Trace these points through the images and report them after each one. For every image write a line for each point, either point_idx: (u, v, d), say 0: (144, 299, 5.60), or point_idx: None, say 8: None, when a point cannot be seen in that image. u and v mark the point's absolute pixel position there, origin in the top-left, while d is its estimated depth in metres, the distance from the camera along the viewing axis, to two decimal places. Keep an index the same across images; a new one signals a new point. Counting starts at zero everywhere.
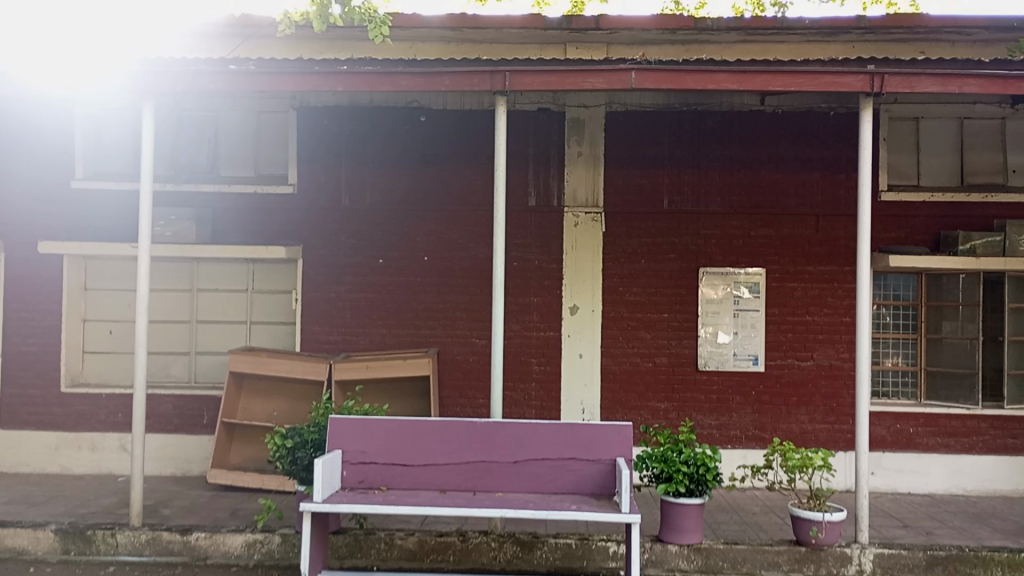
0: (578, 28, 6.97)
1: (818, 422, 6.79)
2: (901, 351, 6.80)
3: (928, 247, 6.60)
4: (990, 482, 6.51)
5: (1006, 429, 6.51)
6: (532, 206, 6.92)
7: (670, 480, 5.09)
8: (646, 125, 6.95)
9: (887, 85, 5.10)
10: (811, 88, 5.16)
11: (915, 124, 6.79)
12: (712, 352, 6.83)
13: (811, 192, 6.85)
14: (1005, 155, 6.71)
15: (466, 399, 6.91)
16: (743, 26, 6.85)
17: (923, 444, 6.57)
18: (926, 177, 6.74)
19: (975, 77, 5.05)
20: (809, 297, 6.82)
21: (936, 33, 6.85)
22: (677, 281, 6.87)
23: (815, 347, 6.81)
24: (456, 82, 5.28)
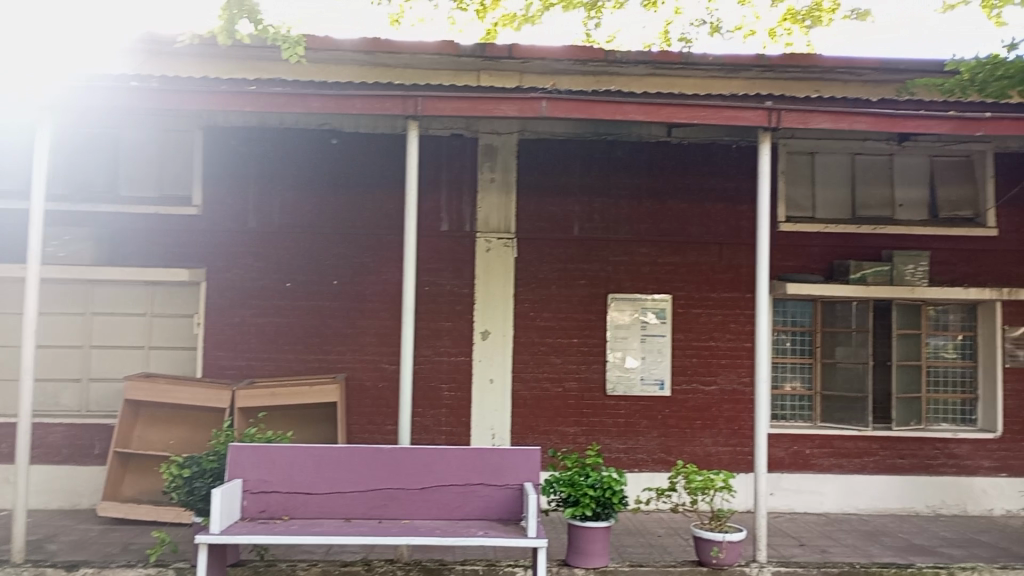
0: (492, 56, 7.07)
1: (720, 445, 6.98)
2: (798, 374, 7.04)
3: (823, 275, 6.90)
4: (881, 501, 6.80)
5: (895, 450, 6.83)
6: (445, 231, 6.93)
7: (577, 504, 5.16)
8: (557, 153, 7.06)
9: (784, 120, 5.33)
10: (713, 122, 5.36)
11: (810, 159, 7.11)
12: (620, 377, 6.94)
13: (714, 222, 7.09)
14: (893, 190, 7.09)
15: (374, 426, 6.81)
16: (652, 59, 7.07)
17: (819, 465, 6.82)
18: (821, 209, 7.04)
19: (864, 115, 5.34)
20: (712, 323, 7.03)
21: (830, 72, 7.24)
22: (587, 306, 6.98)
23: (718, 371, 7.02)
24: (368, 104, 5.25)
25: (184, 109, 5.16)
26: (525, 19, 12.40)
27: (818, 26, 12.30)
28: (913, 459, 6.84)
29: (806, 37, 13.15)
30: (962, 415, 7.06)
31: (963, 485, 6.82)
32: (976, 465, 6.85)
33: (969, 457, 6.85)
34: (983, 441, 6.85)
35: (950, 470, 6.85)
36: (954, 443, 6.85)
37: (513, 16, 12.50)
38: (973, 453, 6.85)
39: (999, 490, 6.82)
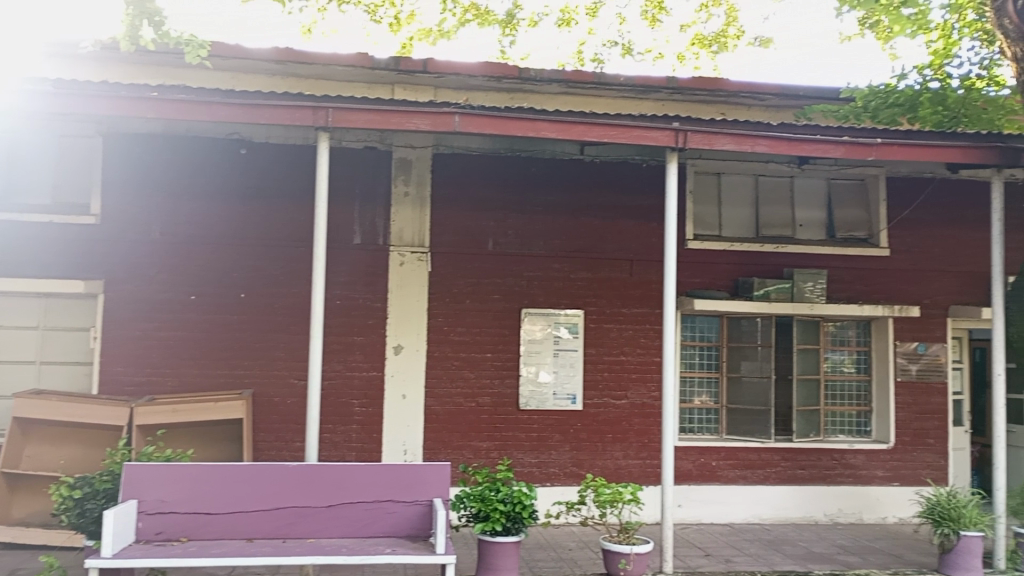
0: (405, 69, 7.07)
1: (630, 458, 7.09)
2: (706, 389, 7.22)
3: (728, 292, 7.12)
4: (783, 511, 7.02)
5: (795, 461, 7.08)
6: (358, 244, 6.84)
7: (487, 519, 5.15)
8: (472, 168, 7.07)
9: (690, 141, 5.49)
10: (622, 141, 5.48)
11: (716, 179, 7.32)
12: (533, 392, 6.98)
13: (626, 239, 7.23)
14: (793, 211, 7.39)
15: (282, 443, 6.66)
16: (565, 78, 7.23)
17: (724, 476, 7.00)
18: (727, 228, 7.27)
19: (765, 138, 5.55)
20: (623, 337, 7.16)
21: (735, 96, 7.52)
22: (501, 321, 7.00)
23: (628, 386, 7.14)
24: (278, 114, 5.16)
25: (82, 114, 4.96)
26: (440, 34, 12.44)
27: (724, 52, 12.77)
28: (812, 469, 7.10)
29: (713, 61, 13.63)
30: (858, 426, 7.36)
31: (859, 494, 7.11)
32: (870, 475, 7.16)
33: (864, 467, 7.15)
34: (876, 452, 7.17)
35: (847, 479, 7.14)
36: (850, 453, 7.14)
37: (429, 31, 12.53)
38: (867, 463, 7.15)
39: (891, 499, 7.14)
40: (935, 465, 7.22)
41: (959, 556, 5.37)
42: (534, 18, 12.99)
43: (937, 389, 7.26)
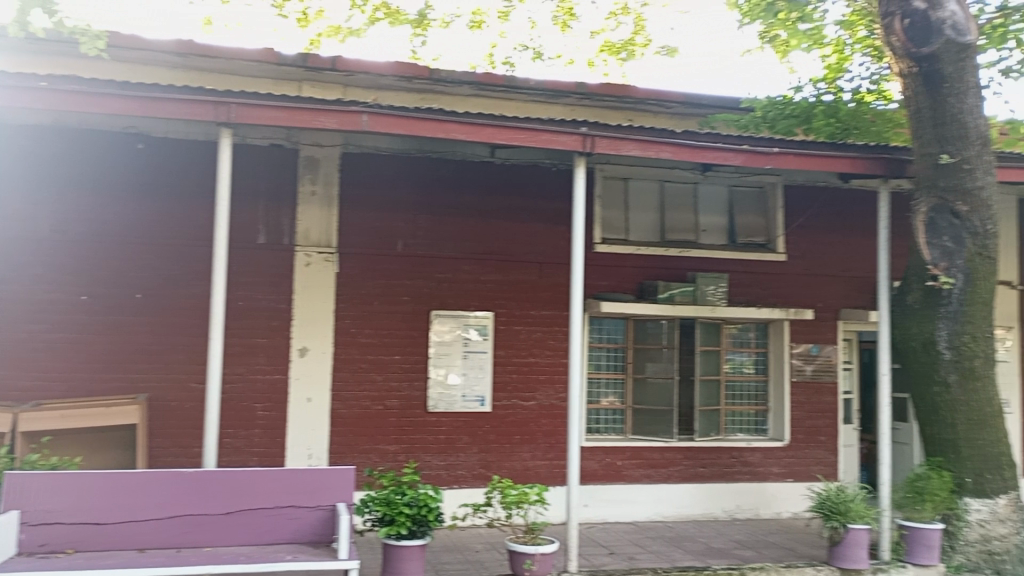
0: (314, 66, 7.02)
1: (537, 459, 7.15)
2: (612, 390, 7.32)
3: (634, 295, 7.25)
4: (684, 508, 7.21)
5: (696, 460, 7.29)
6: (262, 244, 6.68)
7: (392, 523, 5.08)
8: (382, 167, 6.98)
9: (597, 146, 5.57)
10: (531, 144, 5.52)
11: (624, 184, 7.45)
12: (442, 394, 6.95)
13: (536, 242, 7.28)
14: (697, 217, 7.59)
15: (180, 448, 6.44)
16: (477, 81, 7.28)
17: (629, 476, 7.14)
18: (633, 232, 7.41)
19: (669, 145, 5.68)
20: (532, 339, 7.21)
21: (642, 103, 7.70)
22: (410, 323, 6.95)
23: (537, 388, 7.19)
24: (177, 109, 4.98)
25: None
26: (350, 32, 12.27)
27: (632, 59, 13.05)
28: (713, 467, 7.32)
29: (621, 68, 13.92)
30: (756, 425, 7.61)
31: (756, 490, 7.38)
32: (767, 472, 7.43)
33: (761, 464, 7.42)
34: (772, 449, 7.45)
35: (745, 476, 7.38)
36: (748, 451, 7.40)
37: (338, 28, 12.34)
38: (764, 461, 7.43)
39: (786, 495, 7.44)
40: (826, 461, 7.57)
41: (847, 548, 5.63)
42: (446, 19, 12.96)
43: (828, 389, 7.62)
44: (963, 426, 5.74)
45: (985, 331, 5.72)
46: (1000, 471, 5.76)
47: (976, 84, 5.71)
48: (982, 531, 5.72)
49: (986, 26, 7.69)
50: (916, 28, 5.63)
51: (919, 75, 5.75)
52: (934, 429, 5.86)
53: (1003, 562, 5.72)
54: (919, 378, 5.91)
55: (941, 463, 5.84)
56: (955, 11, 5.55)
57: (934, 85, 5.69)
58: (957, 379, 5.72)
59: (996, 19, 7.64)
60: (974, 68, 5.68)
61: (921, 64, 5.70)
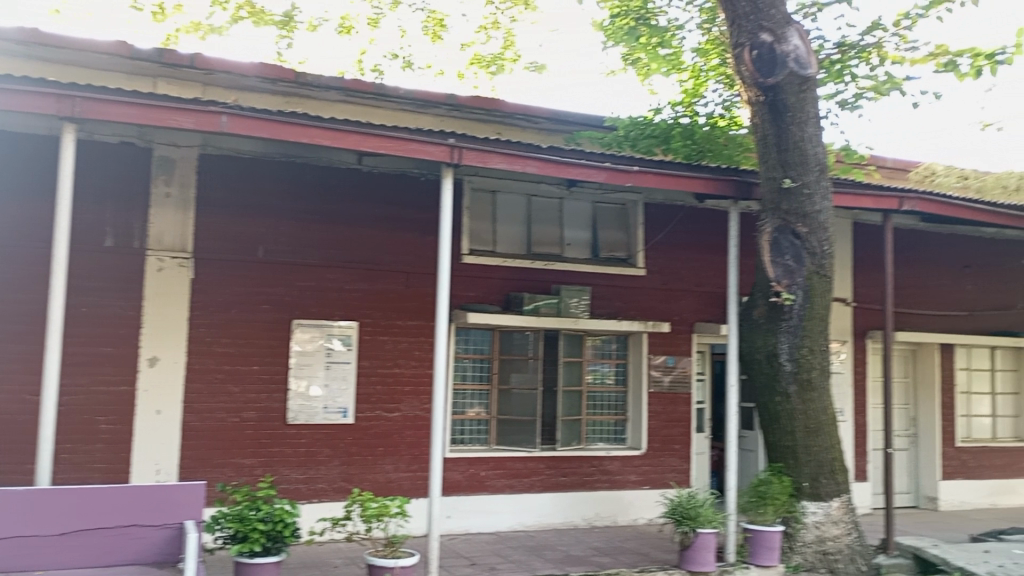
0: (171, 63, 6.77)
1: (401, 470, 7.07)
2: (478, 400, 7.32)
3: (500, 306, 7.33)
4: (546, 517, 7.33)
5: (558, 469, 7.43)
6: (110, 247, 6.30)
7: (245, 540, 4.90)
8: (243, 171, 6.74)
9: (464, 158, 5.59)
10: (397, 153, 5.47)
11: (492, 196, 7.51)
12: (303, 406, 6.77)
13: (402, 252, 7.23)
14: (562, 230, 7.75)
15: (11, 465, 5.96)
16: (345, 85, 7.28)
17: (493, 486, 7.18)
18: (500, 244, 7.48)
19: (535, 160, 5.77)
20: (398, 350, 7.15)
21: (510, 117, 7.84)
22: (270, 332, 6.73)
23: (402, 399, 7.13)
24: (14, 99, 4.62)
25: None
26: (210, 29, 11.81)
27: (501, 73, 13.24)
28: (573, 476, 7.48)
29: (490, 82, 14.09)
30: (615, 434, 7.83)
31: (614, 498, 7.60)
32: (625, 480, 7.67)
33: (619, 472, 7.65)
34: (630, 458, 7.70)
35: (604, 485, 7.59)
36: (607, 460, 7.61)
37: (198, 24, 11.85)
38: (622, 469, 7.67)
39: (642, 502, 7.70)
40: (679, 468, 7.90)
41: (696, 552, 5.88)
42: (313, 22, 12.70)
43: (683, 399, 7.96)
44: (800, 434, 6.14)
45: (822, 344, 6.15)
46: (834, 475, 6.18)
47: (816, 115, 6.13)
48: (817, 533, 6.12)
49: (825, 61, 8.31)
50: (763, 59, 6.03)
51: (765, 103, 6.12)
52: (775, 437, 6.23)
53: (836, 561, 6.10)
54: (763, 389, 6.26)
55: (782, 469, 6.21)
56: (798, 44, 6.00)
57: (778, 114, 6.08)
58: (797, 389, 6.12)
59: (835, 55, 8.28)
60: (814, 100, 6.11)
61: (768, 94, 6.08)
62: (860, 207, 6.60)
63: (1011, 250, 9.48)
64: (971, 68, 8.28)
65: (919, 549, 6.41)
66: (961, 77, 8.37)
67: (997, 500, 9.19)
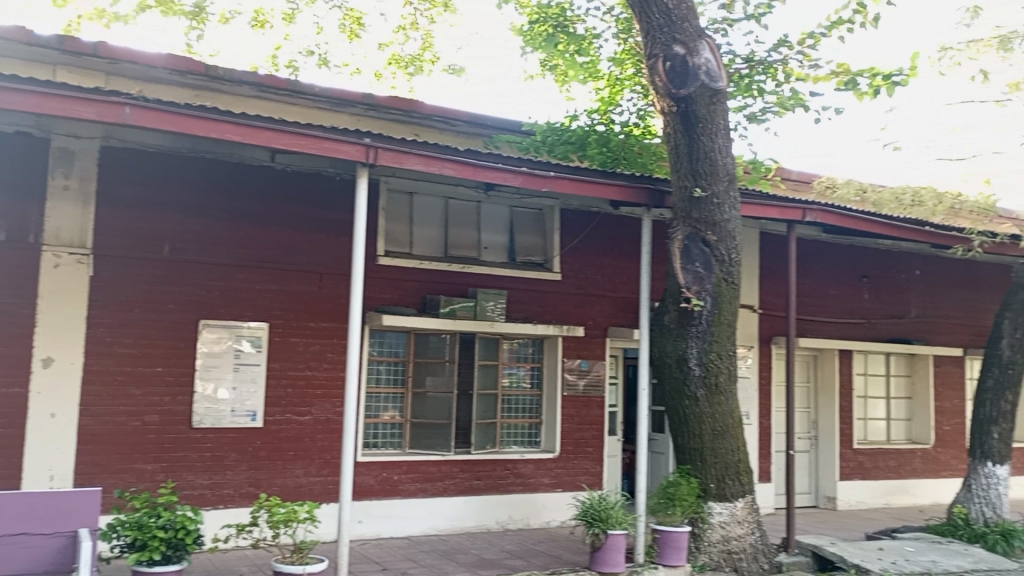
0: (72, 50, 6.51)
1: (311, 475, 6.93)
2: (392, 404, 7.26)
3: (415, 308, 7.28)
4: (459, 521, 7.31)
5: (471, 472, 7.42)
6: (3, 242, 5.98)
7: (143, 548, 4.72)
8: (148, 165, 6.50)
9: (380, 158, 5.52)
10: (311, 151, 5.36)
11: (409, 198, 7.47)
12: (209, 409, 6.56)
13: (316, 253, 7.09)
14: (479, 234, 7.76)
15: None
16: (259, 81, 7.16)
17: (405, 490, 7.12)
18: (416, 246, 7.43)
19: (452, 162, 5.75)
20: (310, 352, 7.01)
21: (428, 119, 7.89)
22: (176, 333, 6.51)
23: (313, 402, 6.99)
24: None
25: None
26: (116, 17, 11.37)
27: (419, 74, 13.19)
28: (487, 480, 7.49)
29: (408, 83, 14.02)
30: (529, 437, 7.87)
31: (527, 501, 7.63)
32: (538, 482, 7.72)
33: (532, 475, 7.70)
34: (543, 461, 7.76)
35: (517, 488, 7.62)
36: (521, 463, 7.65)
37: (102, 11, 11.38)
38: (535, 472, 7.71)
39: (554, 504, 7.76)
40: (591, 471, 8.00)
41: (607, 553, 5.95)
42: (225, 15, 12.36)
43: (596, 403, 8.07)
44: (708, 436, 6.30)
45: (728, 349, 6.33)
46: (738, 476, 6.37)
47: (726, 127, 6.32)
48: (723, 532, 6.28)
49: (735, 75, 8.58)
50: (676, 70, 6.18)
51: (678, 114, 6.27)
52: (683, 439, 6.38)
53: (740, 560, 6.28)
54: (672, 393, 6.40)
55: (690, 471, 6.36)
56: (709, 58, 6.18)
57: (690, 124, 6.24)
58: (705, 393, 6.29)
59: (744, 70, 8.57)
60: (723, 112, 6.29)
61: (680, 104, 6.24)
62: (766, 217, 6.83)
63: (905, 262, 9.98)
64: (869, 88, 8.68)
65: (817, 547, 6.67)
66: (860, 95, 8.77)
67: (891, 500, 9.63)
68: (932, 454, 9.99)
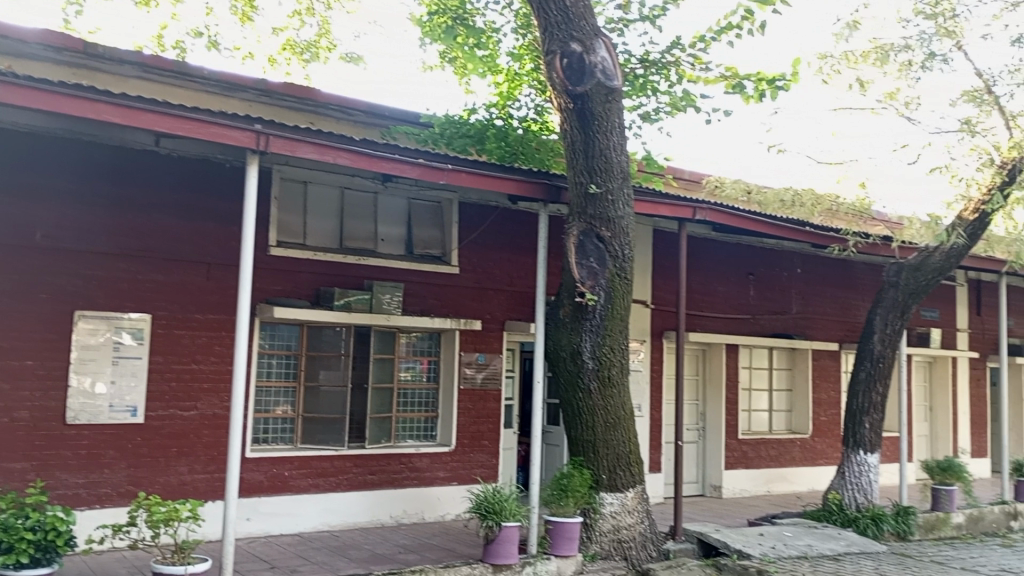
0: None
1: (196, 472, 6.69)
2: (284, 398, 7.09)
3: (308, 301, 7.12)
4: (351, 516, 7.20)
5: (365, 467, 7.33)
6: None
7: (9, 551, 4.45)
8: (20, 146, 6.13)
9: (272, 145, 5.36)
10: (197, 136, 5.15)
11: (303, 188, 7.29)
12: (85, 404, 6.23)
13: (203, 242, 6.83)
14: (376, 226, 7.65)
15: None
16: (142, 61, 7.01)
17: (296, 486, 6.97)
18: (311, 237, 7.27)
19: (346, 152, 5.63)
20: (196, 345, 6.75)
21: (323, 108, 7.84)
22: (49, 325, 6.16)
23: (199, 397, 6.74)
24: None
25: None
26: None
27: (315, 61, 12.91)
28: (381, 474, 7.41)
29: (302, 71, 13.68)
30: (424, 431, 7.83)
31: (421, 495, 7.60)
32: (433, 476, 7.70)
33: (428, 469, 7.66)
34: (439, 455, 7.73)
35: (411, 482, 7.57)
36: (416, 457, 7.60)
37: None
38: (431, 466, 7.68)
39: (448, 498, 7.75)
40: (487, 464, 8.03)
41: (500, 544, 5.97)
42: None
43: (492, 396, 8.09)
44: (600, 428, 6.43)
45: (621, 343, 6.47)
46: (629, 467, 6.52)
47: (621, 125, 6.46)
48: (613, 522, 6.44)
49: (630, 75, 8.78)
50: (573, 68, 6.27)
51: (574, 111, 6.36)
52: (576, 432, 6.48)
53: (629, 548, 6.45)
54: (566, 386, 6.49)
55: (582, 462, 6.47)
56: (605, 57, 6.30)
57: (585, 121, 6.34)
58: (597, 386, 6.42)
59: (639, 70, 8.78)
60: (618, 111, 6.43)
61: (576, 102, 6.33)
62: (658, 215, 7.01)
63: (788, 260, 10.45)
64: (755, 92, 9.04)
65: (702, 534, 6.91)
66: (747, 98, 9.12)
67: (772, 487, 10.08)
68: (810, 444, 10.51)
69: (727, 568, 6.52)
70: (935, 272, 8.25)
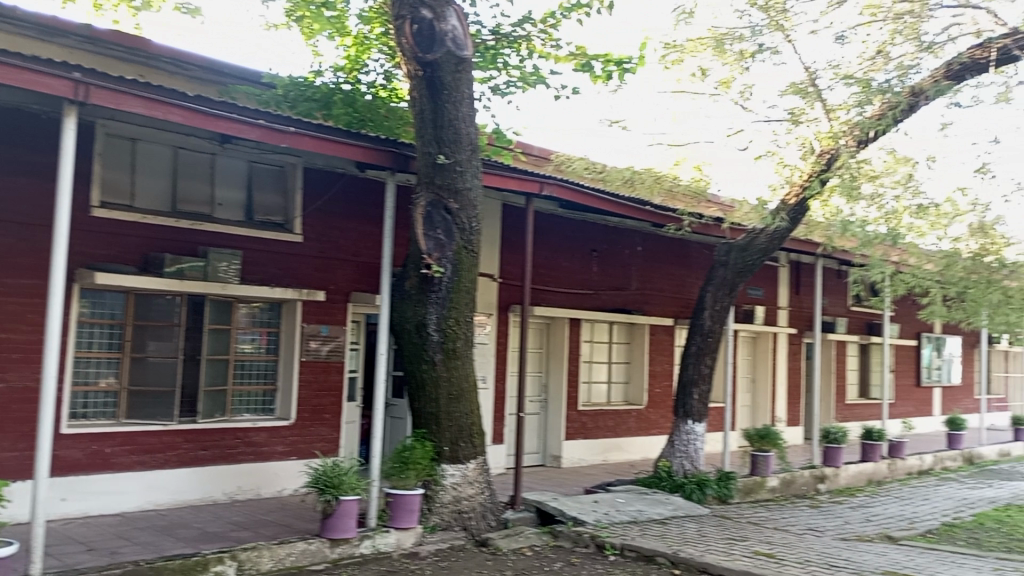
0: None
1: (3, 450, 6.13)
2: (107, 370, 6.63)
3: (136, 267, 6.66)
4: (181, 493, 6.86)
5: (197, 442, 6.98)
6: None
7: None
8: None
9: (92, 96, 4.92)
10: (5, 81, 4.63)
11: (131, 145, 6.80)
12: None
13: (12, 200, 6.22)
14: (212, 189, 7.26)
15: None
16: None
17: (119, 463, 6.55)
18: (139, 199, 6.82)
19: (177, 108, 5.26)
20: (5, 312, 6.17)
21: (156, 60, 7.41)
22: None
23: (8, 368, 6.18)
24: None
25: None
26: None
27: (147, 10, 12.02)
28: (214, 449, 7.09)
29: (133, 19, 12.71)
30: (262, 404, 7.56)
31: (257, 470, 7.34)
32: (270, 451, 7.45)
33: (265, 443, 7.41)
34: (277, 429, 7.49)
35: (248, 457, 7.30)
36: (253, 431, 7.32)
37: None
38: (268, 440, 7.43)
39: (286, 472, 7.54)
40: (327, 438, 7.86)
41: (338, 519, 5.86)
42: None
43: (335, 368, 7.91)
44: (443, 400, 6.43)
45: (466, 315, 6.48)
46: (471, 439, 6.57)
47: (470, 96, 6.42)
48: (454, 493, 6.48)
49: (481, 46, 8.74)
50: (423, 34, 6.20)
51: (423, 79, 6.29)
52: (420, 404, 6.46)
53: (469, 519, 6.52)
54: (410, 358, 6.44)
55: (425, 434, 6.46)
56: (455, 26, 6.24)
57: (435, 89, 6.28)
58: (442, 358, 6.40)
59: (490, 41, 8.76)
60: (468, 82, 6.38)
61: (425, 69, 6.26)
62: (506, 188, 7.05)
63: (630, 239, 10.84)
64: (604, 72, 9.26)
65: (540, 503, 7.14)
66: (595, 78, 9.33)
67: (608, 456, 10.49)
68: (645, 415, 11.01)
69: (563, 535, 6.75)
70: (759, 254, 8.77)
